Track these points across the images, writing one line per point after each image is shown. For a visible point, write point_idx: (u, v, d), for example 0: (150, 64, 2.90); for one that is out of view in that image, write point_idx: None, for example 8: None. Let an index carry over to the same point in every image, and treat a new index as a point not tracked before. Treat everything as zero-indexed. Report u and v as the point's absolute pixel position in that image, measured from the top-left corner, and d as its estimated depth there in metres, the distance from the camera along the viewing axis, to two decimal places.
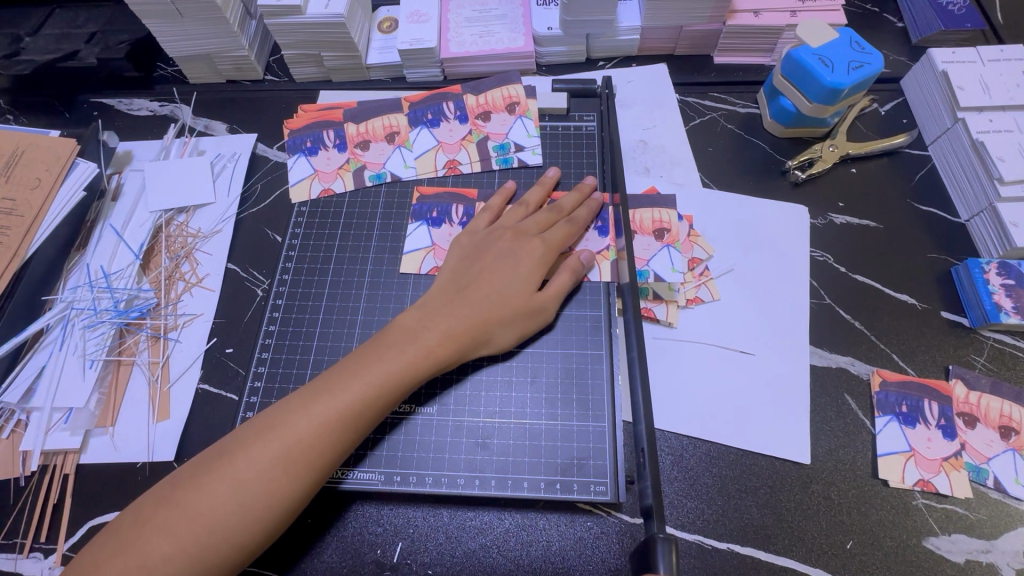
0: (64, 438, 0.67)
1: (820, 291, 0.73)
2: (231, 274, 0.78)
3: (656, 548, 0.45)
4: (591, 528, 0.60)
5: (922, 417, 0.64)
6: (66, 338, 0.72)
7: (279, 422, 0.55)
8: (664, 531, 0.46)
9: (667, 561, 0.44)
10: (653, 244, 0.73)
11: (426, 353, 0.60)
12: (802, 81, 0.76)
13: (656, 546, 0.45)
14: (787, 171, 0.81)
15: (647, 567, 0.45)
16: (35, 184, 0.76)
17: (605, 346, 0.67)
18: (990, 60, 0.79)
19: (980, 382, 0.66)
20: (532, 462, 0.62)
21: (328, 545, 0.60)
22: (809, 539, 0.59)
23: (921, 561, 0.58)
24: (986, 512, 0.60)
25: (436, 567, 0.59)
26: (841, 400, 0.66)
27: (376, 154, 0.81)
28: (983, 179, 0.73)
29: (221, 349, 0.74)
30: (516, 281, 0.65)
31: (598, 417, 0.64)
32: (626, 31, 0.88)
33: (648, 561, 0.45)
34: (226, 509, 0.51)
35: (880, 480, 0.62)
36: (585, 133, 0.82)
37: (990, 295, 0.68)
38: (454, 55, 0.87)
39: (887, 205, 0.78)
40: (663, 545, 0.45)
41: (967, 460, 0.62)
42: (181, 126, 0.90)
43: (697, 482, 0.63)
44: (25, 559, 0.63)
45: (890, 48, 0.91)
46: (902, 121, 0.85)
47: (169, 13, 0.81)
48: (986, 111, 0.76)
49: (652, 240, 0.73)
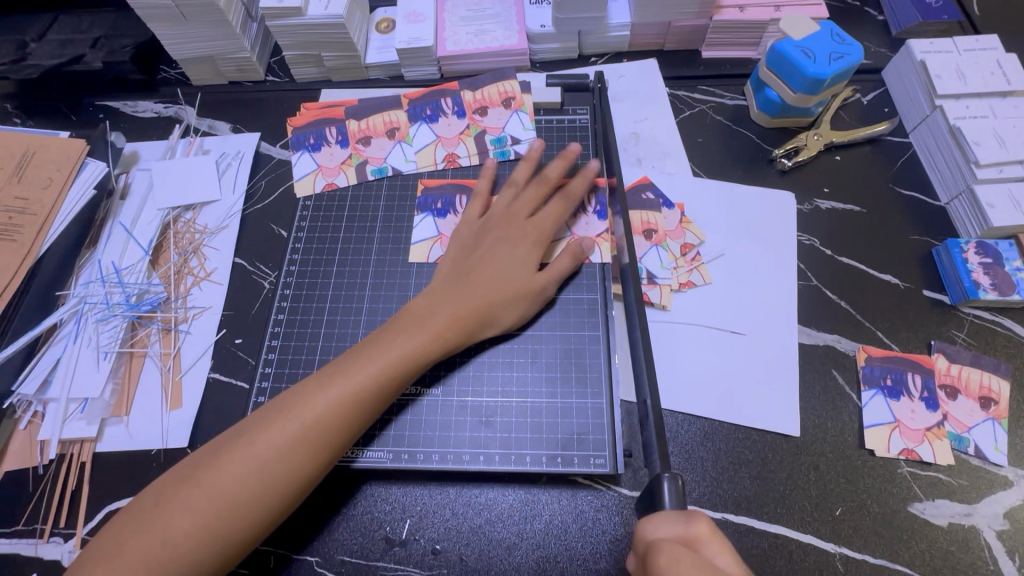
0: (80, 427, 0.69)
1: (808, 272, 0.76)
2: (239, 268, 0.81)
3: (663, 485, 0.47)
4: (591, 501, 0.63)
5: (906, 390, 0.67)
6: (80, 331, 0.74)
7: (296, 403, 0.57)
8: (668, 472, 0.47)
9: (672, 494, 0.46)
10: (642, 243, 0.76)
11: (435, 335, 0.62)
12: (786, 72, 0.79)
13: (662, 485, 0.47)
14: (774, 159, 0.84)
15: (655, 504, 0.48)
16: (47, 183, 0.78)
17: (602, 327, 0.70)
18: (966, 50, 0.82)
19: (960, 355, 0.69)
20: (533, 437, 0.64)
21: (339, 524, 0.63)
22: (800, 508, 0.62)
23: (906, 526, 0.61)
24: (967, 478, 0.63)
25: (443, 542, 0.62)
26: (829, 375, 0.69)
27: (377, 149, 0.83)
28: (960, 163, 0.76)
29: (231, 339, 0.76)
30: (516, 265, 0.68)
31: (596, 394, 0.66)
32: (616, 27, 0.91)
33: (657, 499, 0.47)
34: (246, 487, 0.53)
35: (866, 450, 0.65)
36: (579, 126, 0.85)
37: (969, 272, 0.72)
38: (450, 53, 0.90)
39: (870, 189, 0.82)
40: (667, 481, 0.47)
41: (950, 429, 0.65)
42: (186, 126, 0.93)
43: (692, 456, 0.65)
44: (45, 544, 0.65)
45: (872, 39, 0.94)
46: (883, 110, 0.88)
47: (174, 16, 0.84)
48: (962, 98, 0.79)
49: (642, 240, 0.77)
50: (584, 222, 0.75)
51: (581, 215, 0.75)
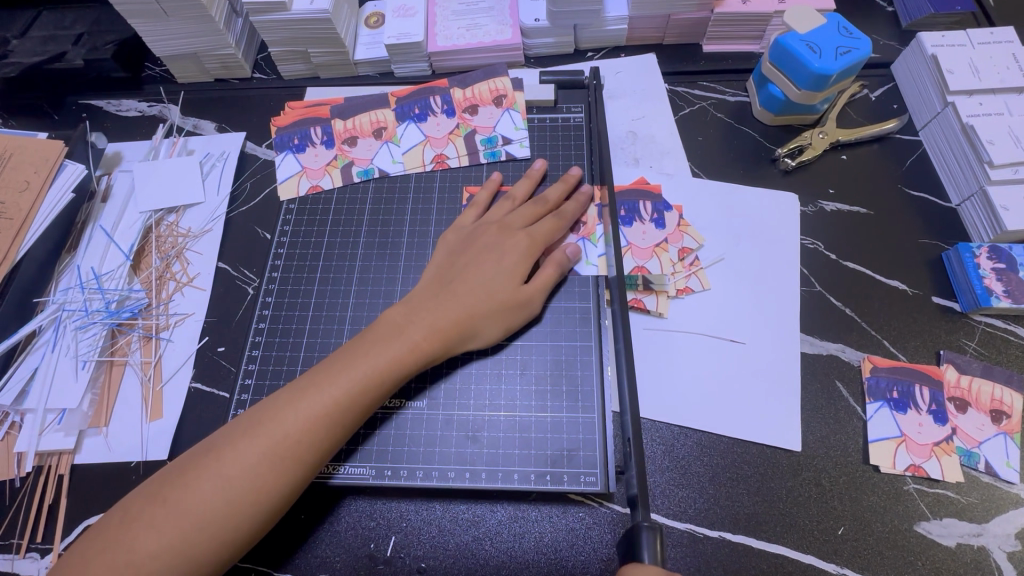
0: (58, 439, 0.67)
1: (811, 278, 0.73)
2: (222, 273, 0.78)
3: (642, 537, 0.45)
4: (582, 519, 0.60)
5: (913, 403, 0.64)
6: (58, 339, 0.72)
7: (265, 418, 0.55)
8: (648, 520, 0.46)
9: (652, 549, 0.45)
10: (649, 231, 0.75)
11: (412, 347, 0.60)
12: (790, 67, 0.75)
13: (641, 535, 0.46)
14: (777, 159, 0.81)
15: (633, 555, 0.47)
16: (24, 187, 0.76)
17: (594, 337, 0.67)
18: (980, 43, 0.78)
19: (971, 366, 0.66)
20: (522, 454, 0.62)
21: (321, 540, 0.61)
22: (801, 527, 0.59)
23: (912, 546, 0.58)
24: (977, 496, 0.60)
25: (429, 560, 0.59)
26: (832, 386, 0.66)
27: (364, 150, 0.81)
28: (974, 163, 0.73)
29: (213, 347, 0.74)
30: (502, 273, 0.65)
31: (588, 409, 0.64)
32: (614, 21, 0.87)
33: (634, 549, 0.46)
34: (213, 506, 0.51)
35: (871, 466, 0.62)
36: (573, 125, 0.81)
37: (980, 279, 0.68)
38: (441, 49, 0.87)
39: (877, 190, 0.78)
40: (648, 533, 0.46)
41: (959, 444, 0.62)
42: (170, 126, 0.90)
43: (688, 471, 0.63)
44: (22, 559, 0.63)
45: (881, 32, 0.90)
46: (892, 106, 0.84)
47: (154, 12, 0.81)
48: (976, 94, 0.75)
49: (648, 227, 0.75)
50: (641, 231, 0.75)
51: (637, 222, 0.75)
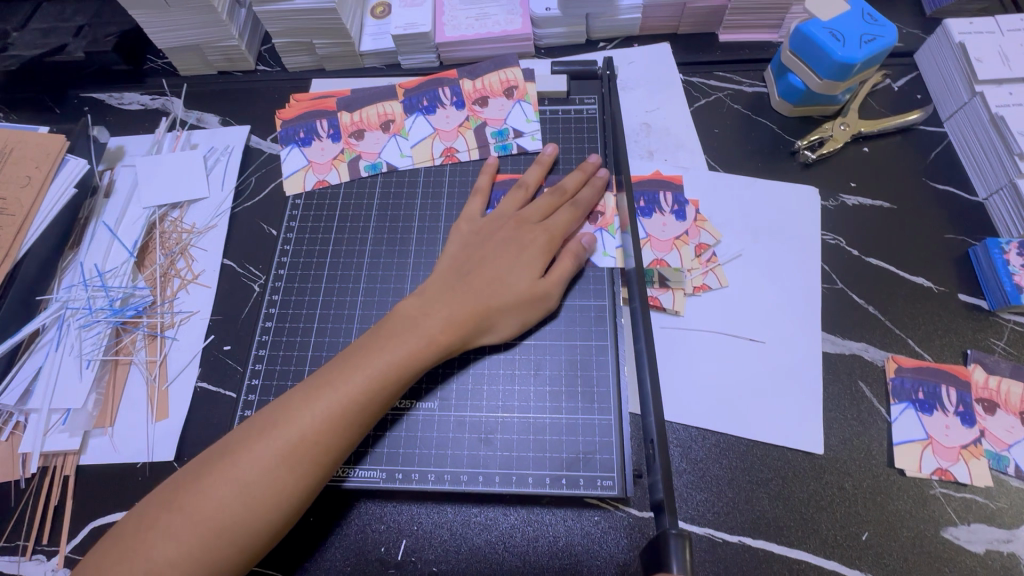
0: (63, 439, 0.66)
1: (833, 275, 0.71)
2: (228, 270, 0.77)
3: (669, 545, 0.43)
4: (598, 522, 0.59)
5: (939, 404, 0.62)
6: (62, 338, 0.71)
7: (280, 419, 0.53)
8: (675, 526, 0.44)
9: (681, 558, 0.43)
10: (669, 223, 0.72)
11: (427, 341, 0.58)
12: (811, 56, 0.72)
13: (669, 543, 0.44)
14: (797, 151, 0.78)
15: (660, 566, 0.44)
16: (25, 182, 0.74)
17: (610, 336, 0.66)
18: (1010, 30, 0.75)
19: (1000, 367, 0.64)
20: (536, 457, 0.60)
21: (331, 544, 0.59)
22: (822, 531, 0.58)
23: (940, 553, 0.56)
24: (1006, 501, 0.58)
25: (441, 564, 0.58)
26: (855, 387, 0.64)
27: (372, 143, 0.79)
28: (1003, 156, 0.70)
29: (219, 345, 0.72)
30: (518, 268, 0.63)
31: (604, 410, 0.62)
32: (627, 10, 0.84)
33: (660, 559, 0.43)
34: (229, 512, 0.50)
35: (896, 470, 0.60)
36: (586, 117, 0.79)
37: (1010, 276, 0.66)
38: (450, 40, 0.84)
39: (900, 184, 0.76)
40: (675, 541, 0.44)
41: (987, 447, 0.60)
42: (173, 119, 0.88)
43: (706, 474, 0.61)
44: (28, 561, 0.62)
45: (903, 20, 0.87)
46: (916, 97, 0.81)
47: (156, 4, 0.79)
48: (1006, 83, 0.72)
49: (668, 219, 0.73)
50: (660, 222, 0.72)
51: (657, 213, 0.73)
